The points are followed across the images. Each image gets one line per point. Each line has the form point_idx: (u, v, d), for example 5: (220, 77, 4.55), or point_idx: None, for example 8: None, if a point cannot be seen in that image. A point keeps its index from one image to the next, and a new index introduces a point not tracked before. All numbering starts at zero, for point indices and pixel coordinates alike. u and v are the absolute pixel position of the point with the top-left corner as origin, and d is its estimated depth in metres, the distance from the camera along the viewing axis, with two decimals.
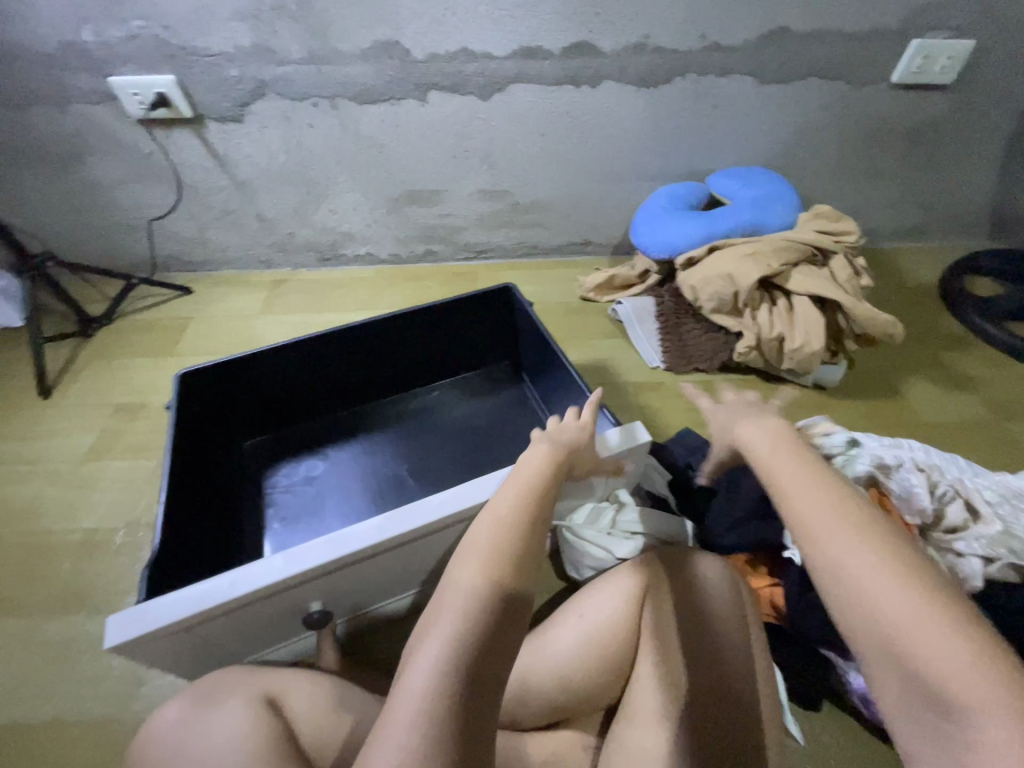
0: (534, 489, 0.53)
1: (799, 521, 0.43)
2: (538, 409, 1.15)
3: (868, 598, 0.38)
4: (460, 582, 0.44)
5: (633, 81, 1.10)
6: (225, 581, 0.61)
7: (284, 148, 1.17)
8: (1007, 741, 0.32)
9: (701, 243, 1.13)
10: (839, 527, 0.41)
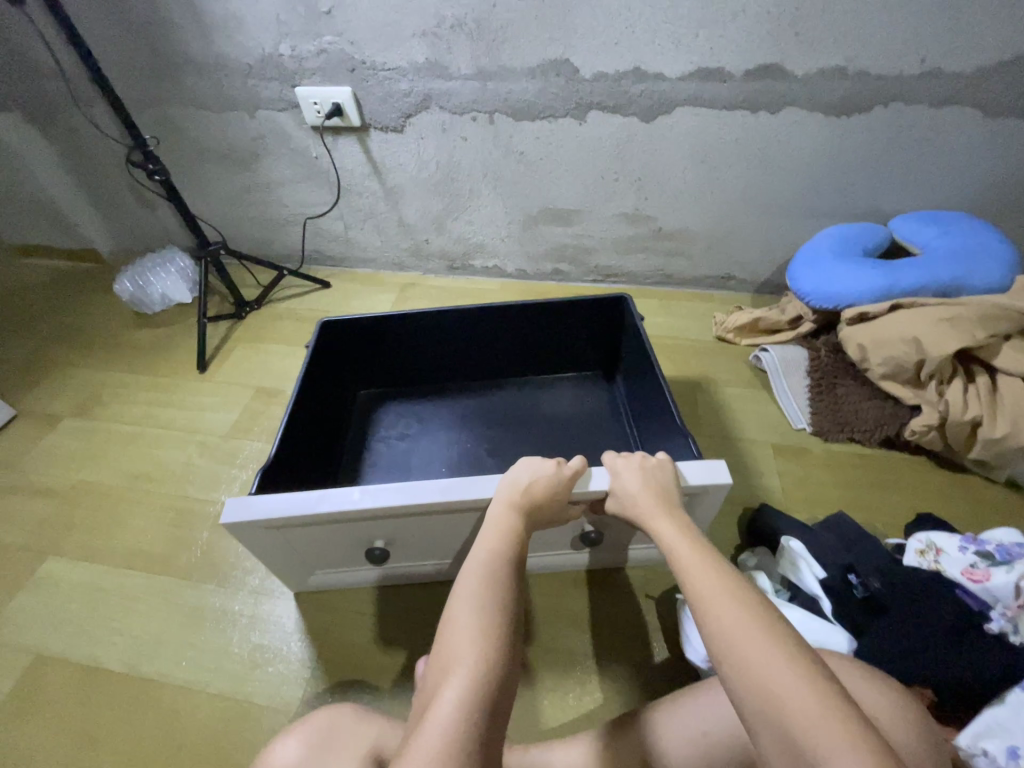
0: (514, 547, 0.62)
1: (696, 595, 0.50)
2: (628, 410, 1.08)
3: (770, 703, 0.41)
4: (459, 637, 0.53)
5: (822, 109, 0.98)
6: (314, 495, 0.66)
7: (436, 159, 1.20)
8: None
9: (876, 297, 0.98)
10: (720, 597, 0.48)
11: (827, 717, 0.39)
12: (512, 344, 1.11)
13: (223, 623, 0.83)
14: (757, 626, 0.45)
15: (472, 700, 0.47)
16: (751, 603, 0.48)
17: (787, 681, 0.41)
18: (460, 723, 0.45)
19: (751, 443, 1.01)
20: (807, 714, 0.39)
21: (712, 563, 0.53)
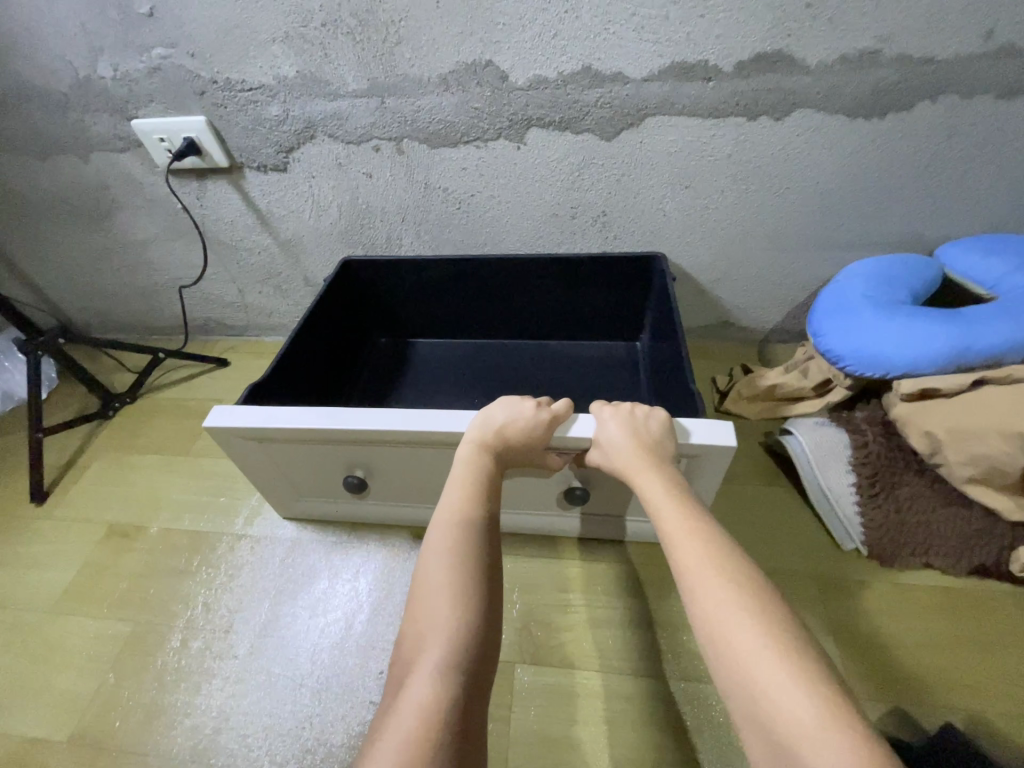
0: (483, 491, 0.54)
1: (682, 565, 0.43)
2: (644, 367, 0.95)
3: (761, 698, 0.34)
4: (425, 613, 0.44)
5: (845, 111, 0.71)
6: (293, 411, 0.66)
7: (337, 202, 0.91)
8: None
9: (940, 364, 0.70)
10: (707, 567, 0.42)
11: (827, 721, 0.31)
12: (521, 305, 0.96)
13: None
14: (749, 610, 0.38)
15: (447, 685, 0.39)
16: (744, 583, 0.40)
17: (782, 677, 0.34)
18: (430, 709, 0.37)
19: (785, 577, 0.72)
20: (803, 717, 0.32)
21: (704, 529, 0.45)
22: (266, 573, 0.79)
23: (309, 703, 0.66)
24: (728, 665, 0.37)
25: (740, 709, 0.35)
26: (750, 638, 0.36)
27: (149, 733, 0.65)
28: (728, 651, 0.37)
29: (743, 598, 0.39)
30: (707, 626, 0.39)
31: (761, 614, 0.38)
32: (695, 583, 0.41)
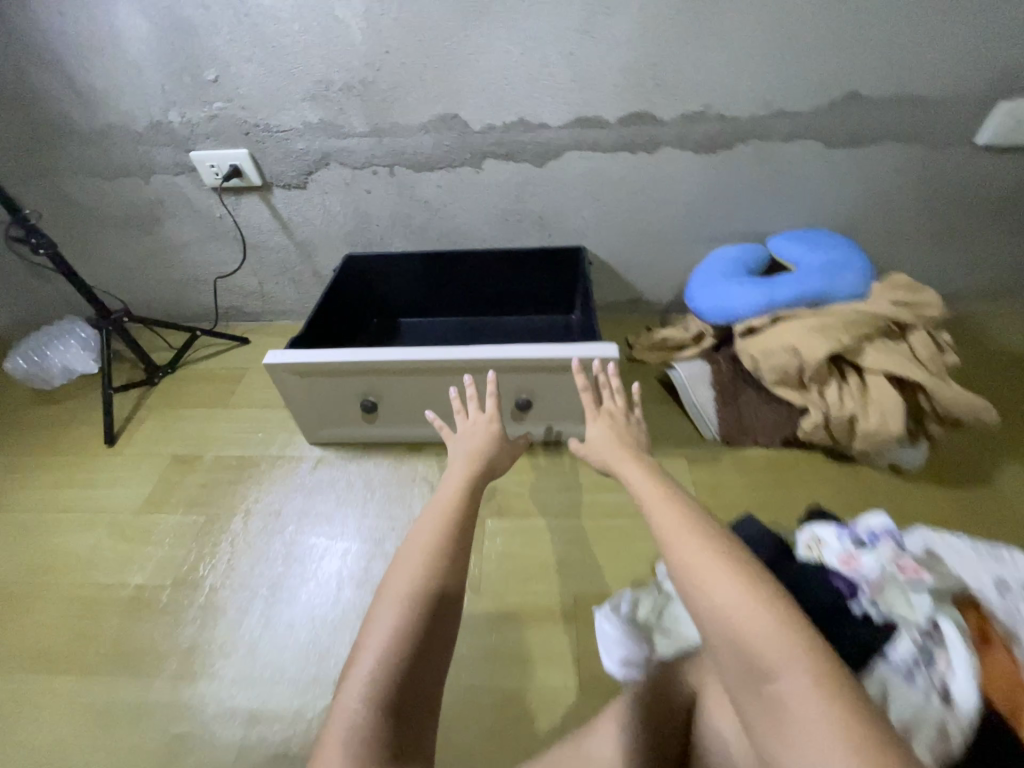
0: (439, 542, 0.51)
1: (660, 532, 0.49)
2: (575, 333, 1.29)
3: (729, 625, 0.40)
4: (373, 630, 0.45)
5: (692, 148, 1.08)
6: (327, 352, 0.96)
7: (344, 212, 1.22)
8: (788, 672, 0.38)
9: (760, 311, 1.06)
10: (688, 534, 0.47)
11: (773, 627, 0.39)
12: (484, 289, 1.29)
13: (141, 718, 0.79)
14: (727, 568, 0.43)
15: (381, 688, 0.42)
16: (725, 558, 0.44)
17: (746, 605, 0.41)
18: (371, 703, 0.41)
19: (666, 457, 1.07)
20: (757, 631, 0.39)
21: (692, 524, 0.48)
22: (301, 482, 1.08)
23: (342, 555, 0.95)
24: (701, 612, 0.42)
25: (711, 636, 0.42)
26: (720, 586, 0.42)
27: (231, 576, 0.94)
28: (700, 593, 0.43)
29: (717, 557, 0.44)
30: (681, 572, 0.45)
31: (733, 567, 0.43)
32: (672, 540, 0.47)
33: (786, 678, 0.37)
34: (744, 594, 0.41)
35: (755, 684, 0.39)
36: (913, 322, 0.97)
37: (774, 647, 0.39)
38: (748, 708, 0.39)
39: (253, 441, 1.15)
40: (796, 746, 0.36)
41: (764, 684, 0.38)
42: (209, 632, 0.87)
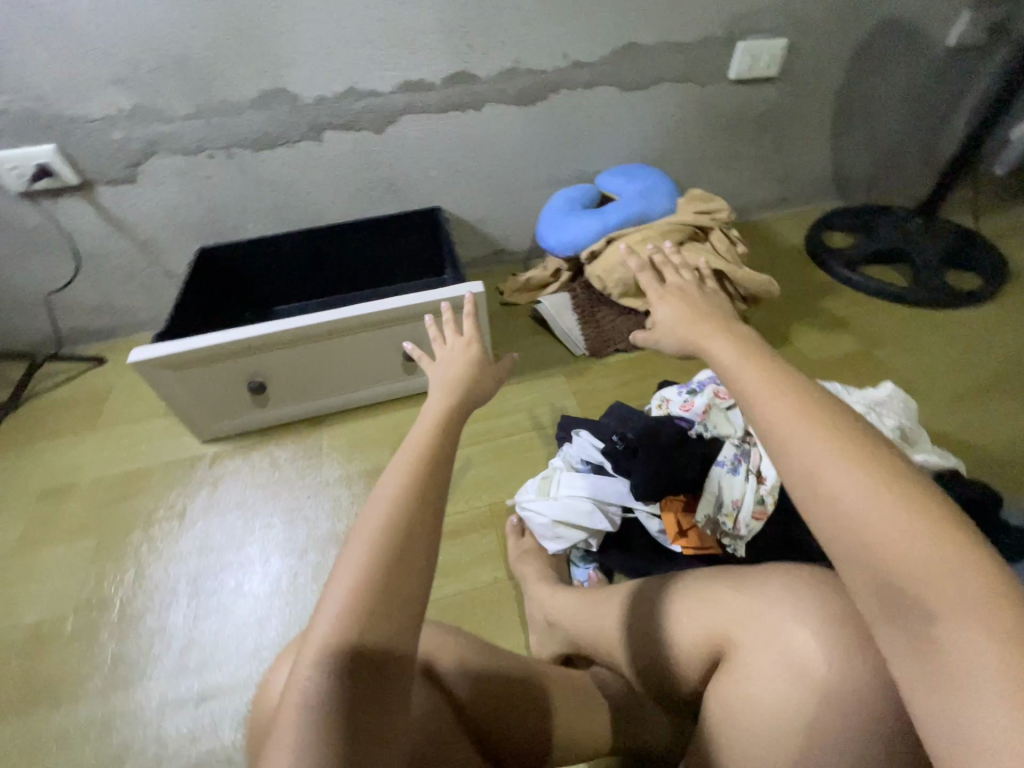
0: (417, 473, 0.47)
1: (770, 428, 0.41)
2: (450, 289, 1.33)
3: (873, 549, 0.36)
4: (344, 570, 0.43)
5: (513, 102, 1.21)
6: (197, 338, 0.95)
7: (185, 203, 1.17)
8: (949, 606, 0.34)
9: (599, 236, 1.23)
10: (809, 436, 0.40)
11: (945, 569, 0.34)
12: (353, 263, 1.30)
13: (73, 741, 0.76)
14: (859, 472, 0.38)
15: (350, 621, 0.40)
16: (883, 474, 0.37)
17: (906, 538, 0.35)
18: (337, 636, 0.40)
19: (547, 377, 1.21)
20: (909, 557, 0.35)
21: (831, 427, 0.40)
22: (201, 480, 1.05)
23: (264, 534, 0.96)
24: (835, 526, 0.38)
25: (844, 550, 0.37)
26: (859, 499, 0.37)
27: (143, 584, 0.91)
28: (826, 502, 0.38)
29: (871, 479, 0.37)
30: (805, 483, 0.39)
31: (889, 484, 0.37)
32: (789, 443, 0.40)
33: (948, 619, 0.34)
34: (914, 533, 0.35)
35: (911, 618, 0.35)
36: (711, 225, 1.21)
37: (942, 592, 0.34)
38: (890, 640, 0.37)
39: (137, 455, 1.09)
40: (959, 700, 0.33)
41: (920, 618, 0.35)
42: (132, 641, 0.84)
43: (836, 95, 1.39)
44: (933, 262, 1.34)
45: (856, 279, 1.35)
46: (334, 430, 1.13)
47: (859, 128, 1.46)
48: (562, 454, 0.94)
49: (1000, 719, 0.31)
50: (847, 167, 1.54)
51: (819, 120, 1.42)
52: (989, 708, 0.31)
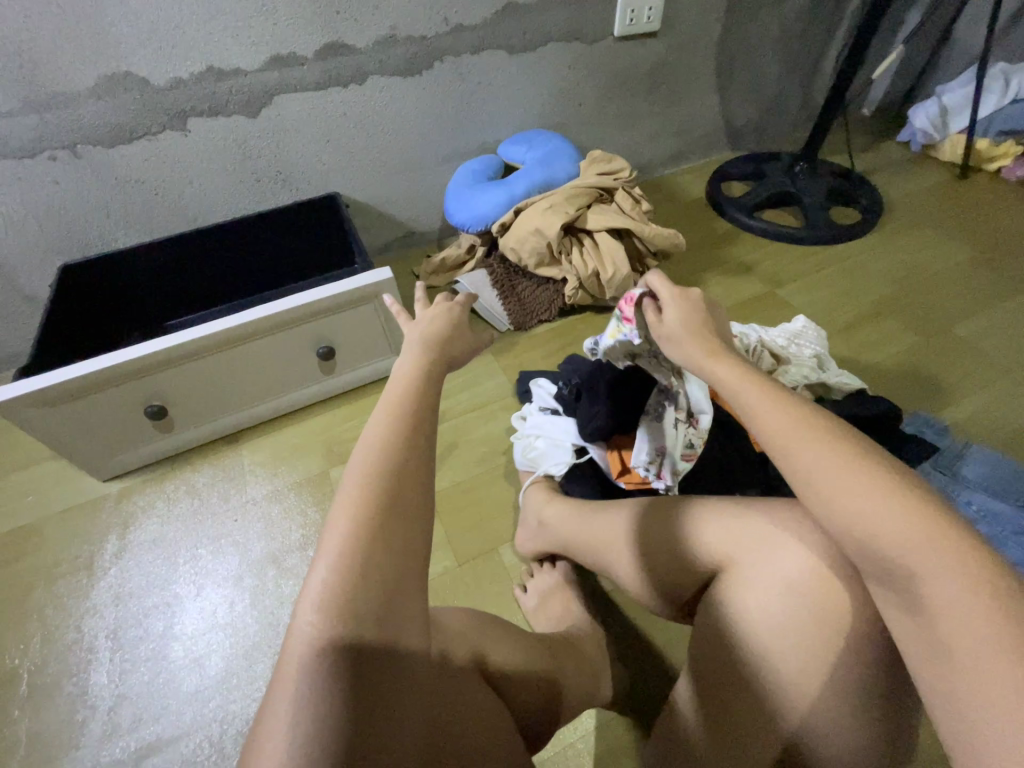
0: (407, 418, 0.45)
1: (775, 437, 0.45)
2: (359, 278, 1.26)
3: (880, 548, 0.40)
4: (332, 515, 0.41)
5: (398, 73, 1.14)
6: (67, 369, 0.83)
7: (32, 214, 1.02)
8: (952, 596, 0.37)
9: (507, 208, 1.20)
10: (818, 444, 0.43)
11: (947, 560, 0.38)
12: (250, 262, 1.20)
13: None
14: (872, 479, 0.41)
15: (347, 574, 0.39)
16: (883, 478, 0.41)
17: (907, 536, 0.39)
18: (336, 586, 0.39)
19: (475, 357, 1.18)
20: (916, 552, 0.39)
21: (826, 433, 0.43)
22: (107, 521, 0.95)
23: (190, 567, 0.89)
24: (839, 524, 0.41)
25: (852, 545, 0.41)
26: (877, 504, 0.40)
27: (54, 648, 0.81)
28: (830, 503, 0.42)
29: (878, 484, 0.40)
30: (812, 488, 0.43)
31: (890, 489, 0.40)
32: (791, 447, 0.44)
33: (948, 600, 0.37)
34: (915, 533, 0.39)
35: (908, 602, 0.40)
36: (615, 186, 1.21)
37: (945, 576, 0.38)
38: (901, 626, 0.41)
39: (25, 506, 0.97)
40: (958, 668, 0.37)
41: (916, 598, 0.39)
42: (48, 712, 0.76)
43: (718, 46, 1.42)
44: (819, 202, 1.43)
45: (753, 225, 1.42)
46: (254, 445, 1.05)
47: (742, 78, 1.52)
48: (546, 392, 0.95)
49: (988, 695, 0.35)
50: (735, 117, 1.60)
51: (704, 72, 1.46)
52: (977, 688, 0.36)
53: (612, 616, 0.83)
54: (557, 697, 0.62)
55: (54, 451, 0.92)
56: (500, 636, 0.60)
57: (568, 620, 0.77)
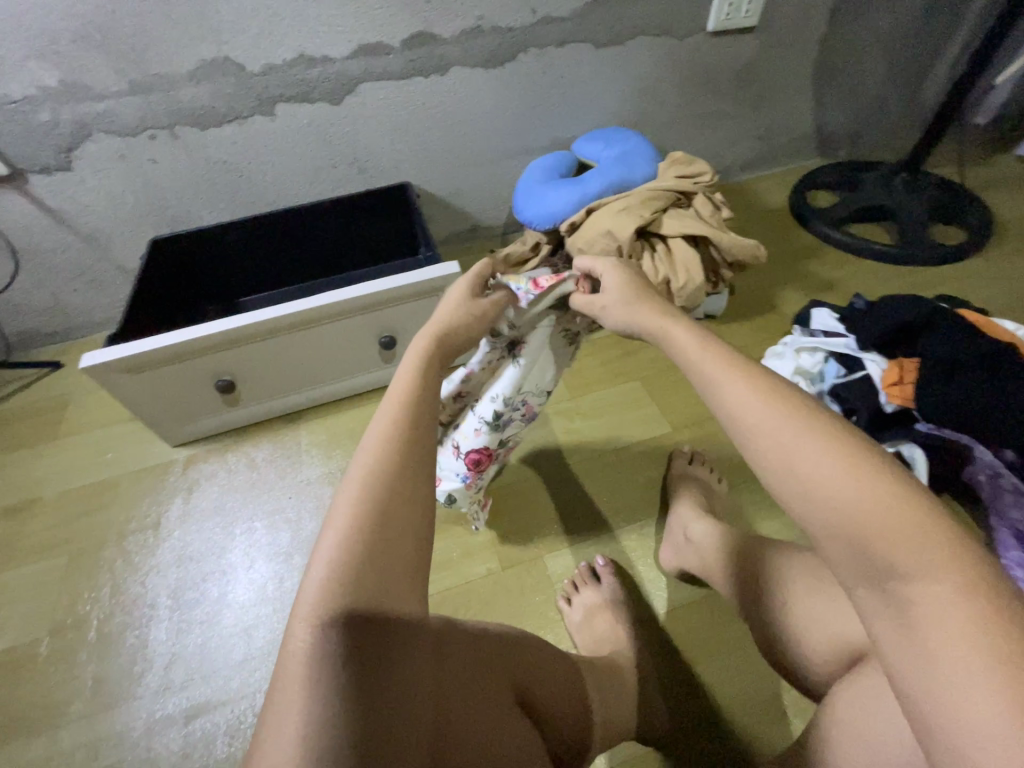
0: (407, 424, 0.48)
1: (732, 411, 0.42)
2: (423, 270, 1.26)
3: (856, 535, 0.35)
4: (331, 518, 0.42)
5: (479, 64, 1.12)
6: (147, 340, 0.87)
7: (130, 190, 1.08)
8: (946, 603, 0.31)
9: (579, 206, 1.17)
10: (789, 419, 0.39)
11: (936, 563, 0.32)
12: (320, 247, 1.23)
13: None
14: (839, 455, 0.37)
15: (341, 577, 0.39)
16: (858, 456, 0.37)
17: (886, 517, 0.34)
18: (331, 587, 0.39)
19: None
20: (896, 542, 0.33)
21: (792, 408, 0.40)
22: (173, 485, 1.00)
23: (246, 538, 0.92)
24: (806, 505, 0.37)
25: (822, 533, 0.36)
26: (847, 483, 0.35)
27: (120, 600, 0.87)
28: (792, 475, 0.38)
29: (855, 463, 0.36)
30: (780, 462, 0.39)
31: (862, 465, 0.36)
32: (750, 425, 0.41)
33: (935, 607, 0.32)
34: (898, 516, 0.34)
35: (888, 597, 0.34)
36: (694, 190, 1.15)
37: (933, 574, 0.32)
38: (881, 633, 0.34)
39: (103, 463, 1.03)
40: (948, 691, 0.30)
41: (897, 591, 0.33)
42: (112, 660, 0.81)
43: (819, 44, 1.32)
44: (919, 218, 1.31)
45: (840, 239, 1.32)
46: (310, 426, 1.07)
47: (841, 79, 1.40)
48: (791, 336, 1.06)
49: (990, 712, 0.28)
50: (829, 122, 1.48)
51: (800, 72, 1.36)
52: (976, 699, 0.29)
53: (658, 641, 0.80)
54: (587, 720, 0.59)
55: (132, 414, 0.97)
56: (531, 649, 0.58)
57: (614, 643, 0.74)
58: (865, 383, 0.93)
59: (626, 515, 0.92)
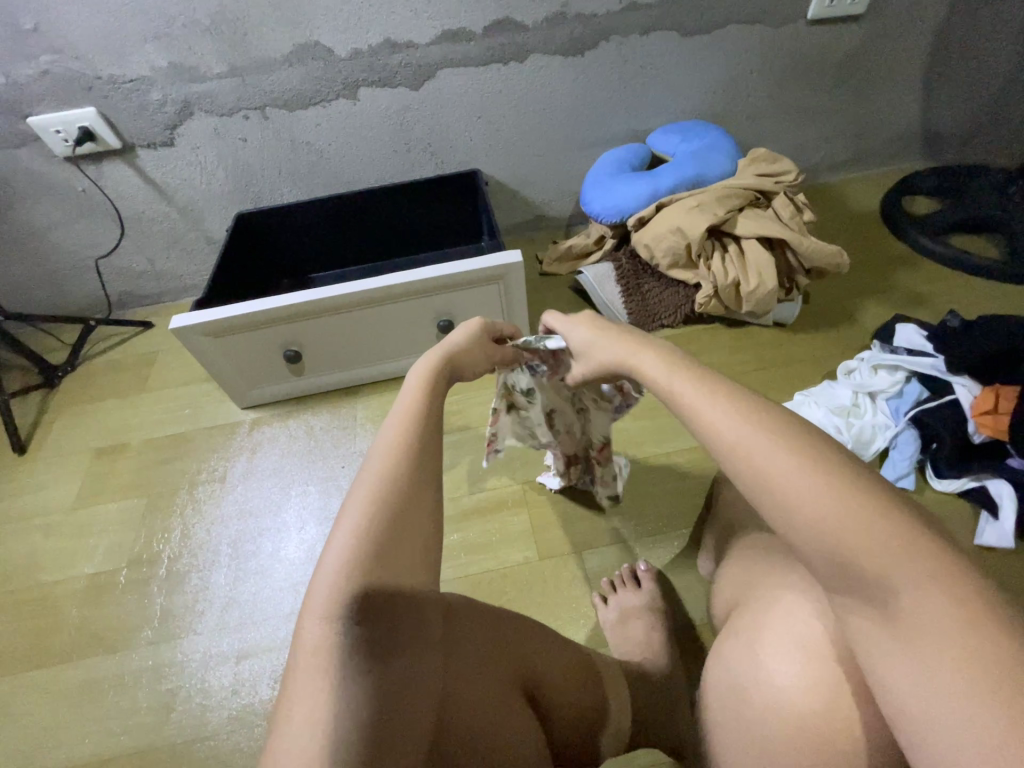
0: (415, 438, 0.50)
1: (711, 427, 0.42)
2: None
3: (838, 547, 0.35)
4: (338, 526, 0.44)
5: (560, 52, 1.11)
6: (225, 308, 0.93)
7: (222, 166, 1.16)
8: (930, 606, 0.32)
9: (648, 202, 1.13)
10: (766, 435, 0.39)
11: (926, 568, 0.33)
12: (388, 230, 1.26)
13: (125, 686, 0.81)
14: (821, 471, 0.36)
15: (350, 579, 0.41)
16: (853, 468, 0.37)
17: (857, 529, 0.34)
18: (341, 586, 0.41)
19: None
20: (885, 542, 0.33)
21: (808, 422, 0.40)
22: (240, 443, 1.08)
23: (300, 500, 0.98)
24: (782, 517, 0.37)
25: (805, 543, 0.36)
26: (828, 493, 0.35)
27: (187, 544, 0.94)
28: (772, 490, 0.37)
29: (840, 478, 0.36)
30: (761, 480, 0.38)
31: (847, 479, 0.36)
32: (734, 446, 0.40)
33: (923, 610, 0.32)
34: (867, 528, 0.34)
35: (874, 604, 0.34)
36: (775, 190, 1.09)
37: (916, 580, 0.33)
38: (871, 642, 0.34)
39: (182, 418, 1.13)
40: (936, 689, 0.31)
41: (884, 598, 0.34)
42: (177, 597, 0.89)
43: (934, 34, 1.20)
44: None
45: (937, 251, 1.20)
46: (366, 402, 1.12)
47: (956, 73, 1.27)
48: (869, 352, 0.97)
49: (959, 724, 0.29)
50: (937, 121, 1.35)
51: (908, 66, 1.25)
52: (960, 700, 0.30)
53: (692, 653, 0.78)
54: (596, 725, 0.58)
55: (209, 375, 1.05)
56: (554, 646, 0.57)
57: (649, 649, 0.73)
58: (951, 409, 0.85)
59: (670, 523, 0.90)
